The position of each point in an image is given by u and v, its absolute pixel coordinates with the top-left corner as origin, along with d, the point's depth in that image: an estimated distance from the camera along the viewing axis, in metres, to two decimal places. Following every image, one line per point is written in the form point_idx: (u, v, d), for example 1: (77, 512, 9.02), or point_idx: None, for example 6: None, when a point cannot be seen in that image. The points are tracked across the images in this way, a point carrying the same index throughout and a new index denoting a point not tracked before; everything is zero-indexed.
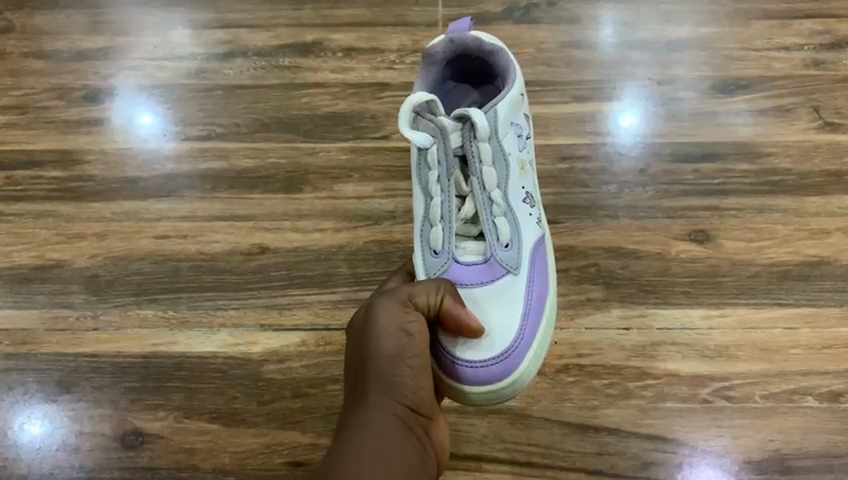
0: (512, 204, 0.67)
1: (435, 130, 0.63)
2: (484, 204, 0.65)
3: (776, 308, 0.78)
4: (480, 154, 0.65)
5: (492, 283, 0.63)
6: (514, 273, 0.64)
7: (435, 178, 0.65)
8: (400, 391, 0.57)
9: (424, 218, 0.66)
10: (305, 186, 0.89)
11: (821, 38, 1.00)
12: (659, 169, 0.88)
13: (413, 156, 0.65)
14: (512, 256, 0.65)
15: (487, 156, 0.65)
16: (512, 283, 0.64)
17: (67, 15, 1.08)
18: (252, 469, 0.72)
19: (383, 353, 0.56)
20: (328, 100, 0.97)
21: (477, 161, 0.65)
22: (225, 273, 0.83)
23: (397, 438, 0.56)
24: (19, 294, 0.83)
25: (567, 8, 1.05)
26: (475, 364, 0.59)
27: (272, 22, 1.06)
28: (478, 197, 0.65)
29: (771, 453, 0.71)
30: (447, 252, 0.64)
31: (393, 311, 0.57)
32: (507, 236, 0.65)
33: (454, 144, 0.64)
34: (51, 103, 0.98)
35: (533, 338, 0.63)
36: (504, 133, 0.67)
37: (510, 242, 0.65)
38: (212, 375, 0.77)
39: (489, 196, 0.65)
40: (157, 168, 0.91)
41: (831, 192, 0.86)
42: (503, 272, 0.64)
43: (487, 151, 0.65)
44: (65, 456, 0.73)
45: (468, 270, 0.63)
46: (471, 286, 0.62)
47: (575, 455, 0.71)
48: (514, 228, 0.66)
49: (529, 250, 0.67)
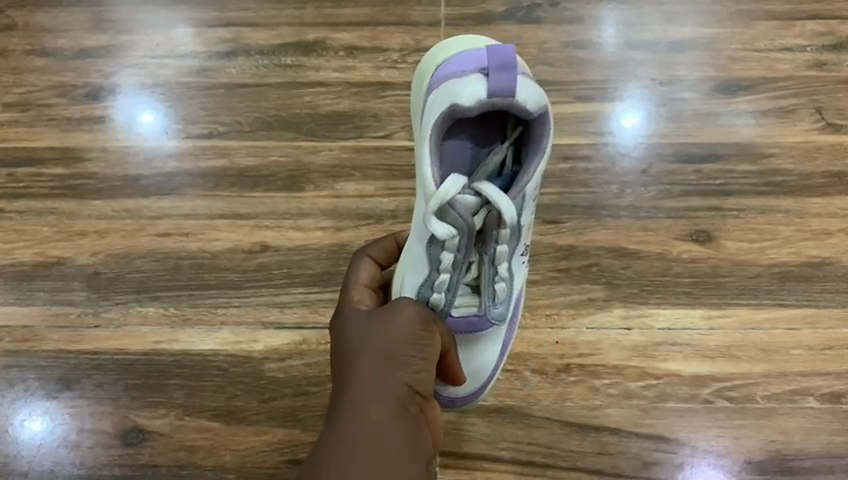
0: (518, 261, 0.61)
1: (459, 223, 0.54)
2: (491, 277, 0.58)
3: (777, 308, 0.78)
4: (501, 239, 0.56)
5: (480, 334, 0.61)
6: (500, 323, 0.62)
7: (448, 259, 0.56)
8: (403, 371, 0.51)
9: (424, 279, 0.58)
10: (306, 184, 0.89)
11: (824, 39, 1.00)
12: (661, 170, 0.88)
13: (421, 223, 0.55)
14: (504, 311, 0.61)
15: (507, 239, 0.56)
16: (497, 328, 0.63)
17: (70, 13, 1.08)
18: (254, 467, 0.72)
19: (388, 336, 0.52)
20: (330, 99, 0.97)
21: (494, 241, 0.56)
22: (226, 271, 0.83)
23: (401, 416, 0.48)
24: (20, 291, 0.82)
25: (569, 8, 1.05)
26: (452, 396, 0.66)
27: (274, 21, 1.06)
28: (487, 271, 0.58)
29: (772, 453, 0.71)
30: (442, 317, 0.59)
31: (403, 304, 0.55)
32: (503, 298, 0.60)
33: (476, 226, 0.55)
34: (53, 100, 0.98)
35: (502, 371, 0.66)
36: (529, 200, 0.57)
37: (503, 301, 0.61)
38: (212, 373, 0.77)
39: (499, 270, 0.58)
40: (159, 166, 0.92)
41: (833, 193, 0.86)
42: (491, 326, 0.61)
43: (510, 235, 0.56)
44: (65, 453, 0.73)
45: (462, 326, 0.59)
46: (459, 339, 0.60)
47: (576, 454, 0.71)
48: (511, 286, 0.61)
49: (515, 296, 0.63)
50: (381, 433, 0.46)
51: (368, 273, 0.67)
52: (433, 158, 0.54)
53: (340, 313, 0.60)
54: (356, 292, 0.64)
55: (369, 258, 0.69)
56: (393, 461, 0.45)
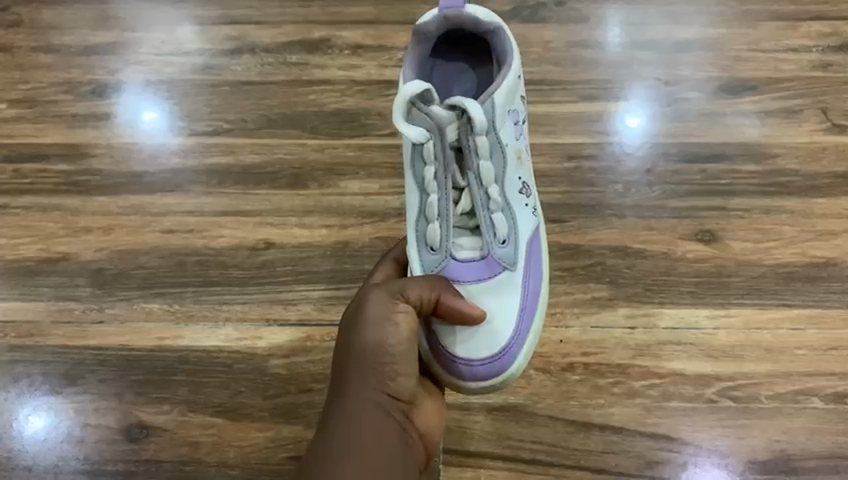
0: (510, 186, 0.62)
1: (431, 124, 0.58)
2: (481, 199, 0.60)
3: (782, 309, 0.78)
4: (479, 145, 0.59)
5: (489, 279, 0.59)
6: (511, 268, 0.60)
7: (431, 174, 0.60)
8: (382, 377, 0.54)
9: (419, 211, 0.61)
10: (311, 182, 0.89)
11: (830, 40, 1.00)
12: (666, 169, 0.88)
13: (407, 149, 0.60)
14: (511, 253, 0.61)
15: (484, 149, 0.59)
16: (509, 277, 0.60)
17: (76, 10, 1.09)
18: (256, 463, 0.72)
19: (369, 340, 0.54)
20: (335, 97, 0.97)
21: (474, 154, 0.60)
22: (231, 268, 0.83)
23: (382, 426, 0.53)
24: (25, 287, 0.83)
25: (575, 7, 1.05)
26: (465, 362, 0.57)
27: (279, 19, 1.06)
28: (476, 191, 0.60)
29: (775, 453, 0.71)
30: (443, 248, 0.60)
31: (377, 303, 0.55)
32: (503, 232, 0.61)
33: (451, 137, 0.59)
34: (59, 97, 0.98)
35: (526, 336, 0.59)
36: (501, 112, 0.61)
37: (506, 238, 0.61)
38: (216, 370, 0.77)
39: (487, 191, 0.61)
40: (164, 163, 0.92)
41: (839, 194, 0.86)
42: (500, 268, 0.60)
43: (485, 144, 0.59)
44: (69, 448, 0.73)
45: (467, 265, 0.59)
46: (466, 284, 0.59)
47: (580, 453, 0.71)
48: (512, 224, 0.62)
49: (527, 247, 0.62)
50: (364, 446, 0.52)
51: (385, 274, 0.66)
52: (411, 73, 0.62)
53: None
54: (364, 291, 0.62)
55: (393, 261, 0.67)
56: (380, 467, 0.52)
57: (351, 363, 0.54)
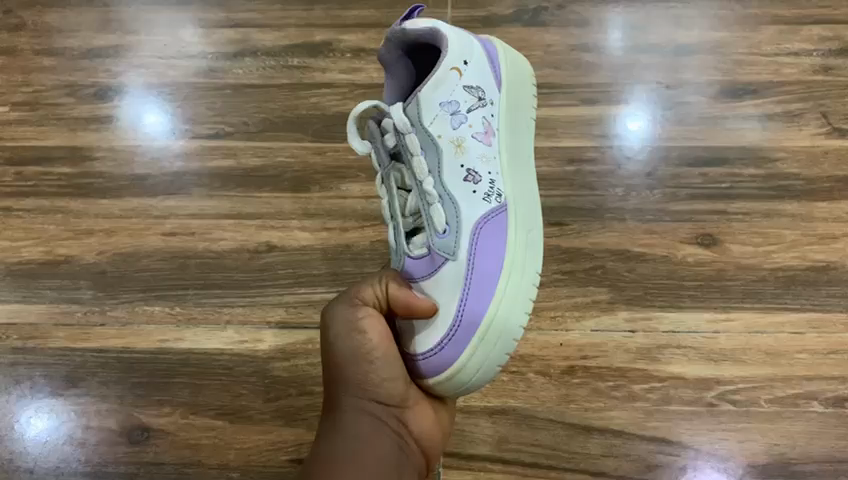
0: (460, 174, 0.59)
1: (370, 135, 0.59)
2: (420, 194, 0.58)
3: (783, 312, 0.78)
4: (410, 143, 0.58)
5: (430, 274, 0.57)
6: (455, 257, 0.56)
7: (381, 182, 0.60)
8: (366, 385, 0.55)
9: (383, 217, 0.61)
10: (312, 185, 0.89)
11: (831, 44, 1.00)
12: (667, 173, 0.88)
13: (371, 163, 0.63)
14: (453, 242, 0.57)
15: (414, 146, 0.58)
16: (451, 268, 0.56)
17: (79, 13, 1.09)
18: (257, 466, 0.72)
19: (344, 351, 0.55)
20: (337, 100, 0.97)
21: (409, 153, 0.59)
22: (232, 271, 0.83)
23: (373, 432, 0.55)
24: (28, 289, 0.83)
25: (576, 11, 1.05)
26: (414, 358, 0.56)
27: (282, 22, 1.07)
28: (417, 187, 0.58)
29: (775, 457, 0.71)
30: (396, 253, 0.59)
31: (344, 314, 0.56)
32: (444, 222, 0.57)
33: (389, 144, 0.59)
34: (62, 100, 0.99)
35: (471, 327, 0.54)
36: (430, 103, 0.58)
37: (449, 227, 0.57)
38: (218, 372, 0.77)
39: (423, 185, 0.58)
40: (165, 166, 0.92)
41: (839, 198, 0.86)
42: (440, 260, 0.56)
43: (414, 140, 0.58)
44: (70, 450, 0.73)
45: (410, 263, 0.57)
46: (418, 280, 0.57)
47: (580, 456, 0.72)
48: (456, 212, 0.58)
49: (477, 233, 0.57)
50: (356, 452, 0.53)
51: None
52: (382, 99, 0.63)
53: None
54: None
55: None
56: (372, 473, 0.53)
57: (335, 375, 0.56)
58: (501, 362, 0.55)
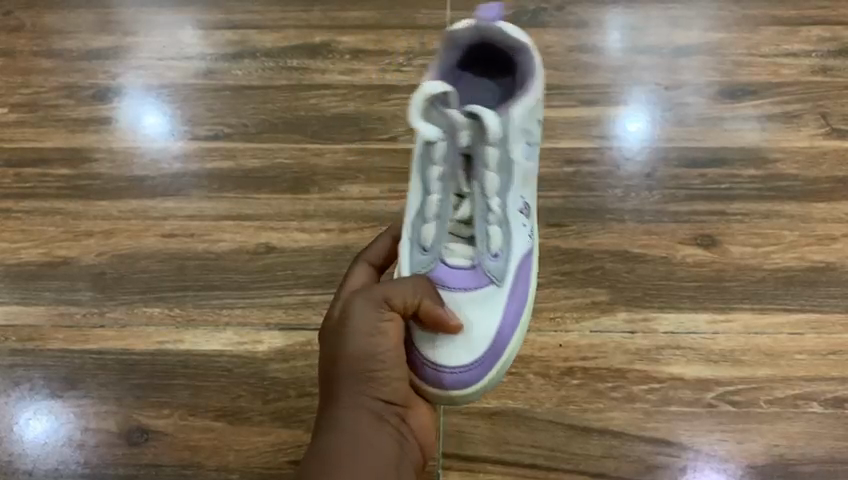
0: (508, 205, 0.62)
1: (445, 122, 0.59)
2: (481, 209, 0.61)
3: (782, 313, 0.78)
4: (487, 156, 0.60)
5: (474, 289, 0.59)
6: (499, 283, 0.60)
7: (436, 174, 0.60)
8: (373, 385, 0.53)
9: (417, 210, 0.61)
10: (311, 186, 0.89)
11: (830, 45, 1.00)
12: (666, 174, 0.88)
13: (417, 145, 0.61)
14: (500, 265, 0.61)
15: (491, 162, 0.61)
16: (494, 292, 0.60)
17: (78, 14, 1.09)
18: (256, 467, 0.72)
19: (353, 350, 0.53)
20: (336, 101, 0.97)
21: (482, 165, 0.61)
22: (231, 272, 0.83)
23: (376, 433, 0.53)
24: (26, 290, 0.83)
25: (575, 12, 1.06)
26: (438, 366, 0.56)
27: (281, 24, 1.07)
28: (479, 201, 0.61)
29: (775, 457, 0.71)
30: (434, 253, 0.59)
31: (364, 311, 0.53)
32: (497, 244, 0.61)
33: (462, 143, 0.60)
34: (61, 101, 0.99)
35: (503, 353, 0.59)
36: (514, 128, 0.62)
37: (499, 250, 0.61)
38: (217, 374, 0.77)
39: (487, 202, 0.61)
40: (164, 167, 0.92)
41: (838, 199, 0.86)
42: (488, 280, 0.60)
43: (493, 156, 0.60)
44: (69, 452, 0.73)
45: (459, 273, 0.59)
46: (453, 290, 0.58)
47: (580, 457, 0.71)
48: (506, 237, 0.62)
49: (518, 261, 0.62)
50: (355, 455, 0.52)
51: (380, 253, 0.65)
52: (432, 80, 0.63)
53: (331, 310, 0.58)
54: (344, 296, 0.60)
55: (391, 239, 0.66)
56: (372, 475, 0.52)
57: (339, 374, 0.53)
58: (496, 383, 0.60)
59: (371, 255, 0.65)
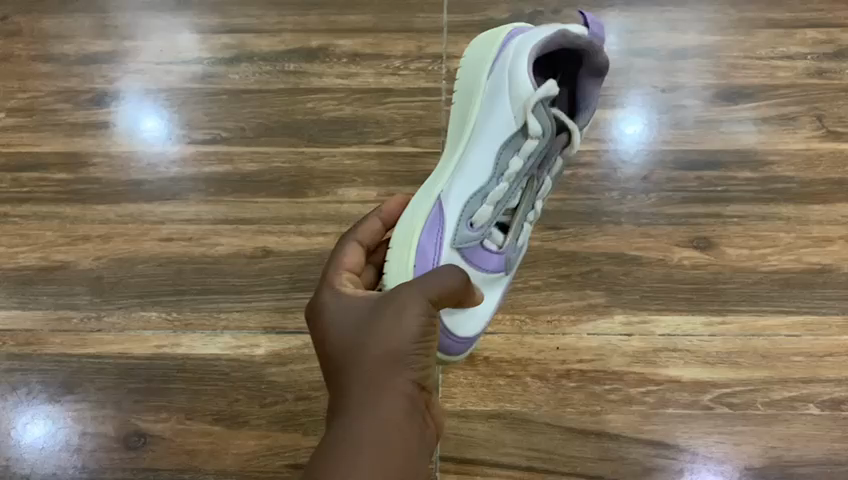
0: (538, 209, 0.73)
1: (547, 128, 0.66)
2: (528, 207, 0.70)
3: (778, 315, 0.78)
4: (551, 165, 0.71)
5: (495, 273, 0.69)
6: (508, 272, 0.71)
7: (512, 164, 0.68)
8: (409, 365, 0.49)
9: (479, 189, 0.67)
10: (308, 190, 0.90)
11: (826, 47, 1.00)
12: (662, 176, 0.89)
13: (508, 126, 0.67)
14: (515, 258, 0.72)
15: (552, 169, 0.71)
16: (503, 280, 0.71)
17: (75, 19, 1.09)
18: (254, 471, 0.72)
19: (395, 325, 0.49)
20: (333, 105, 0.97)
21: (545, 170, 0.71)
22: (229, 276, 0.83)
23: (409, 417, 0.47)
24: (23, 295, 0.83)
25: (572, 15, 1.06)
26: (460, 340, 0.65)
27: (278, 28, 1.07)
28: (528, 197, 0.70)
29: (771, 459, 0.71)
30: (482, 234, 0.67)
31: (409, 296, 0.51)
32: (521, 240, 0.72)
33: (545, 146, 0.68)
34: (58, 106, 0.99)
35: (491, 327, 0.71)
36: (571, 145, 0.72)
37: (521, 245, 0.72)
38: (214, 377, 0.77)
39: (532, 201, 0.71)
40: (162, 171, 0.92)
41: (834, 201, 0.86)
42: (505, 270, 0.70)
43: (555, 167, 0.72)
44: (67, 457, 0.73)
45: (489, 258, 0.68)
46: (488, 273, 0.68)
47: (576, 460, 0.71)
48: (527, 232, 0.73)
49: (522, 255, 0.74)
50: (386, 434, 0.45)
51: (369, 233, 0.66)
52: (528, 66, 0.65)
53: (320, 296, 0.57)
54: (337, 279, 0.59)
55: (380, 221, 0.67)
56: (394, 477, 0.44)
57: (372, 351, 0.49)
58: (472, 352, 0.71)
59: (362, 233, 0.66)
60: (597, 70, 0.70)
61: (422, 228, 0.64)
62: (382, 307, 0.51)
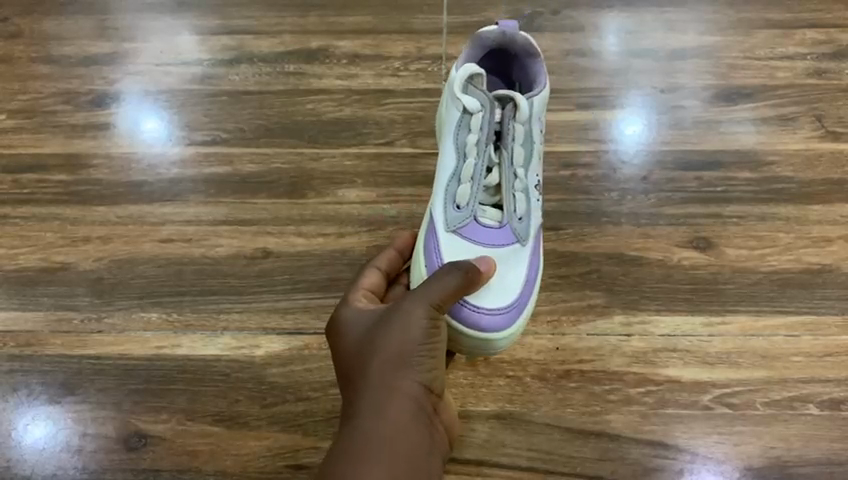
0: (528, 180, 0.73)
1: (483, 99, 0.72)
2: (508, 176, 0.72)
3: (777, 316, 0.78)
4: (515, 131, 0.72)
5: (503, 245, 0.69)
6: (522, 242, 0.71)
7: (471, 142, 0.72)
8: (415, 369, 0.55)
9: (452, 175, 0.73)
10: (308, 191, 0.90)
11: (824, 48, 1.01)
12: (661, 177, 0.89)
13: (456, 118, 0.74)
14: (524, 228, 0.71)
15: (519, 136, 0.72)
16: (519, 250, 0.70)
17: (75, 20, 1.10)
18: (255, 472, 0.71)
19: (402, 335, 0.56)
20: (333, 106, 0.97)
21: (510, 138, 0.72)
22: (229, 277, 0.83)
23: (415, 416, 0.54)
24: (24, 297, 0.83)
25: (571, 16, 1.06)
26: (479, 309, 0.64)
27: (278, 29, 1.07)
28: (505, 167, 0.72)
29: (772, 460, 0.70)
30: (469, 210, 0.70)
31: (413, 306, 0.56)
32: (522, 209, 0.72)
33: (496, 118, 0.72)
34: (58, 107, 0.99)
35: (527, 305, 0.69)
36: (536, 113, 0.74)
37: (523, 215, 0.72)
38: (215, 378, 0.77)
39: (514, 170, 0.72)
40: (162, 172, 0.92)
41: (833, 201, 0.86)
42: (514, 239, 0.70)
43: (521, 132, 0.72)
44: (68, 458, 0.73)
45: (487, 231, 0.70)
46: (496, 246, 0.69)
47: (576, 460, 0.71)
48: (529, 204, 0.73)
49: (538, 230, 0.73)
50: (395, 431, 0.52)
51: (387, 260, 0.72)
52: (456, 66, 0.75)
53: (337, 311, 0.63)
54: (353, 294, 0.66)
55: (395, 250, 0.73)
56: (404, 463, 0.51)
57: (382, 356, 0.55)
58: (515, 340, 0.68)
59: (380, 261, 0.71)
60: (526, 51, 0.76)
61: (423, 236, 0.71)
62: (390, 316, 0.57)
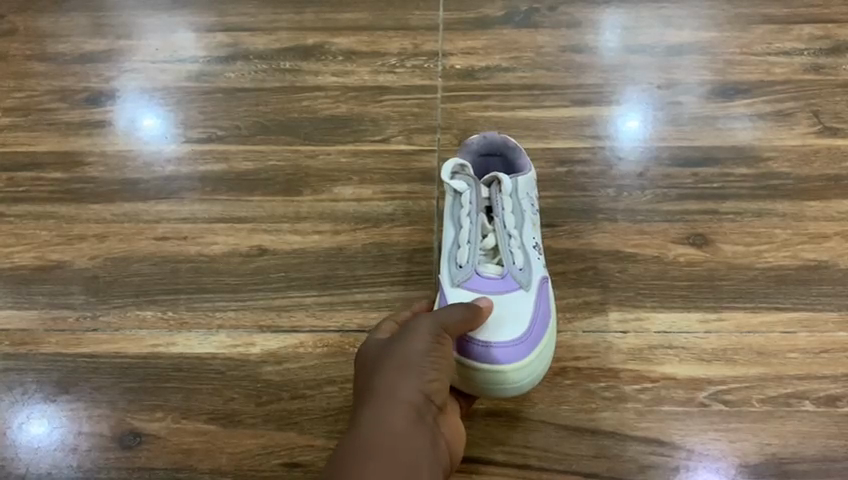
0: (525, 241, 0.74)
1: (470, 179, 0.74)
2: (504, 237, 0.73)
3: (774, 312, 0.78)
4: (504, 203, 0.74)
5: (506, 292, 0.70)
6: (527, 288, 0.71)
7: (464, 215, 0.74)
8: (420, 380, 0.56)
9: (452, 244, 0.74)
10: (304, 187, 0.90)
11: (821, 43, 1.00)
12: (658, 173, 0.88)
13: (449, 199, 0.76)
14: (526, 277, 0.71)
15: (508, 205, 0.75)
16: (525, 295, 0.70)
17: (70, 18, 1.09)
18: (250, 470, 0.71)
19: (408, 349, 0.57)
20: (328, 103, 0.97)
21: (501, 209, 0.74)
22: (224, 275, 0.83)
23: (417, 422, 0.53)
24: (19, 295, 0.83)
25: (568, 11, 1.06)
26: (486, 344, 0.66)
27: (273, 25, 1.07)
28: (500, 231, 0.73)
29: (768, 456, 0.70)
30: (470, 267, 0.71)
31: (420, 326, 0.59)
32: (521, 261, 0.72)
33: (484, 195, 0.75)
34: (54, 105, 0.99)
35: (541, 340, 0.68)
36: (522, 189, 0.77)
37: (524, 266, 0.72)
38: (209, 376, 0.77)
39: (509, 232, 0.73)
40: (158, 170, 0.92)
41: (831, 197, 0.86)
42: (516, 286, 0.70)
43: (510, 203, 0.75)
44: (63, 456, 0.72)
45: (489, 282, 0.70)
46: (499, 293, 0.70)
47: (572, 458, 0.71)
48: (528, 258, 0.73)
49: (542, 280, 0.73)
50: (397, 430, 0.51)
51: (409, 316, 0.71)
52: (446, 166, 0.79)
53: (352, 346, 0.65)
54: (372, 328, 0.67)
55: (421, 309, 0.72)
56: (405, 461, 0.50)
57: (386, 367, 0.56)
58: (537, 376, 0.68)
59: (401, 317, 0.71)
60: (507, 145, 0.80)
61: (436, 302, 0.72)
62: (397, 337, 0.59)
